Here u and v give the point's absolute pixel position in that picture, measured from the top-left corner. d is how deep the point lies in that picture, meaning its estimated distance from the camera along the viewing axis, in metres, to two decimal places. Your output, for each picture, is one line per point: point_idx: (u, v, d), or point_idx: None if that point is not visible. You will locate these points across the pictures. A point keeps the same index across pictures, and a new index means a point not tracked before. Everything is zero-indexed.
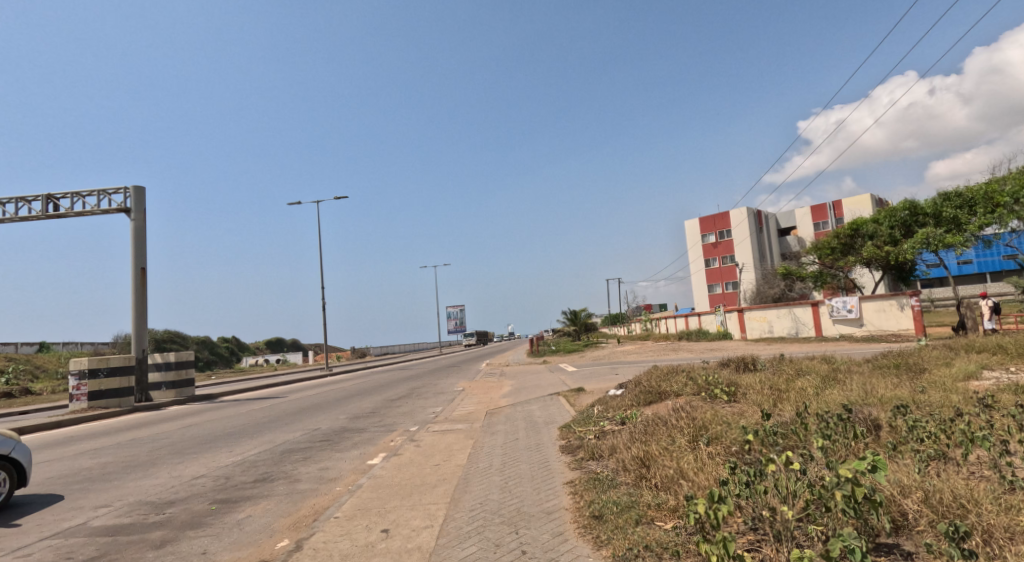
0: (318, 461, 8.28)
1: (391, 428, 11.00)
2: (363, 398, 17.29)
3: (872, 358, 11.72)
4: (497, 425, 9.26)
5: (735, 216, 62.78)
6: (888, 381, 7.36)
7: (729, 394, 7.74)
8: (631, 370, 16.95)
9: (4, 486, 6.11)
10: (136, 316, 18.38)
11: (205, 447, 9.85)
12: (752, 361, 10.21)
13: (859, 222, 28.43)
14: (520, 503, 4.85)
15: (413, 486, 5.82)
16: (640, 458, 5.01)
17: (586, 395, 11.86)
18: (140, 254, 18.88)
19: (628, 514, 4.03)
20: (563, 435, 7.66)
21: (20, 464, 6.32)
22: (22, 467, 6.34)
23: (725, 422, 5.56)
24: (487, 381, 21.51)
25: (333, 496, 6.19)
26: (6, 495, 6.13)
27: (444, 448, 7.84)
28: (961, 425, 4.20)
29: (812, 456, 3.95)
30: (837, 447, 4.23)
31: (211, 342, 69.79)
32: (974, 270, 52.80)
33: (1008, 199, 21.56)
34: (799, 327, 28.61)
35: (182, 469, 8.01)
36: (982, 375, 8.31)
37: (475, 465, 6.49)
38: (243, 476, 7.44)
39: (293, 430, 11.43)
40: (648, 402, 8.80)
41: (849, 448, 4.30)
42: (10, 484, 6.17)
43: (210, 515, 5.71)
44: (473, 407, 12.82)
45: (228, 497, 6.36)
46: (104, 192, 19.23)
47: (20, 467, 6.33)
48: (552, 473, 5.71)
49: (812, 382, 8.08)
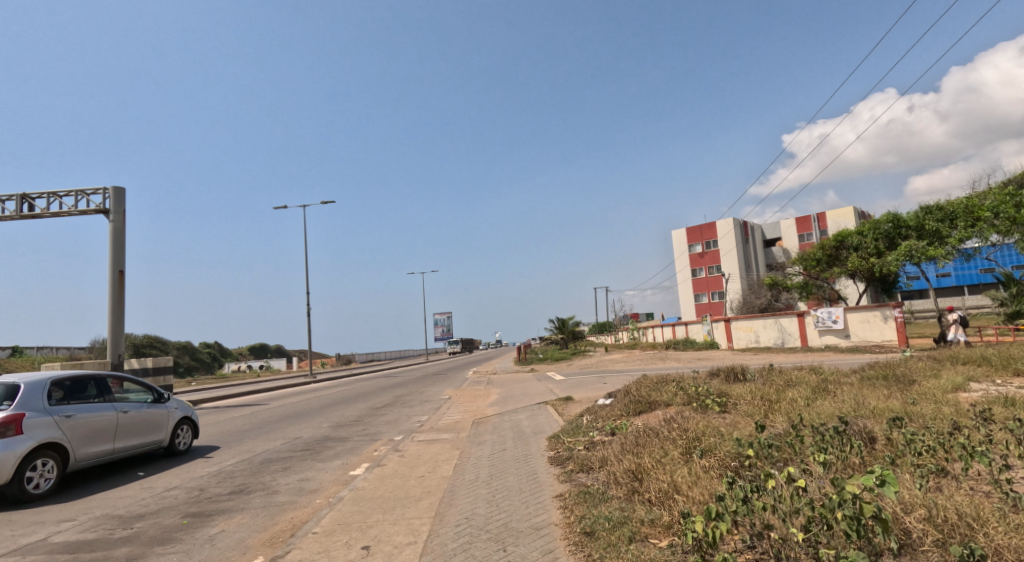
0: (298, 471, 8.01)
1: (375, 437, 10.72)
2: (347, 406, 16.96)
3: (860, 369, 11.68)
4: (484, 435, 9.05)
5: (722, 226, 63.23)
6: (879, 392, 7.28)
7: (721, 404, 7.62)
8: (618, 380, 16.82)
9: (189, 436, 9.55)
10: (113, 320, 17.93)
11: (181, 457, 9.55)
12: (742, 371, 10.10)
13: (844, 234, 28.59)
14: (508, 518, 4.65)
15: (396, 500, 5.59)
16: (631, 470, 4.84)
17: (574, 405, 11.69)
18: (119, 257, 18.45)
19: (620, 530, 3.85)
20: (552, 445, 7.48)
21: (194, 422, 9.70)
22: (194, 424, 9.73)
23: (719, 434, 5.40)
24: (473, 390, 21.25)
25: (312, 508, 5.94)
26: (190, 441, 9.60)
27: (429, 459, 7.60)
28: (960, 439, 4.06)
29: (810, 470, 3.80)
30: (834, 461, 4.08)
31: (192, 348, 68.73)
32: (953, 283, 53.64)
33: (989, 214, 22.02)
34: (785, 337, 28.74)
35: (155, 480, 7.71)
36: (971, 387, 8.26)
37: (461, 477, 6.27)
38: (218, 488, 7.16)
39: (274, 438, 11.12)
40: (638, 412, 8.65)
41: (846, 461, 4.16)
42: (191, 434, 9.60)
43: (181, 530, 5.44)
44: (459, 416, 12.58)
45: (201, 511, 6.10)
46: (82, 192, 18.80)
47: (193, 424, 9.72)
48: (540, 486, 5.51)
49: (803, 393, 7.99)
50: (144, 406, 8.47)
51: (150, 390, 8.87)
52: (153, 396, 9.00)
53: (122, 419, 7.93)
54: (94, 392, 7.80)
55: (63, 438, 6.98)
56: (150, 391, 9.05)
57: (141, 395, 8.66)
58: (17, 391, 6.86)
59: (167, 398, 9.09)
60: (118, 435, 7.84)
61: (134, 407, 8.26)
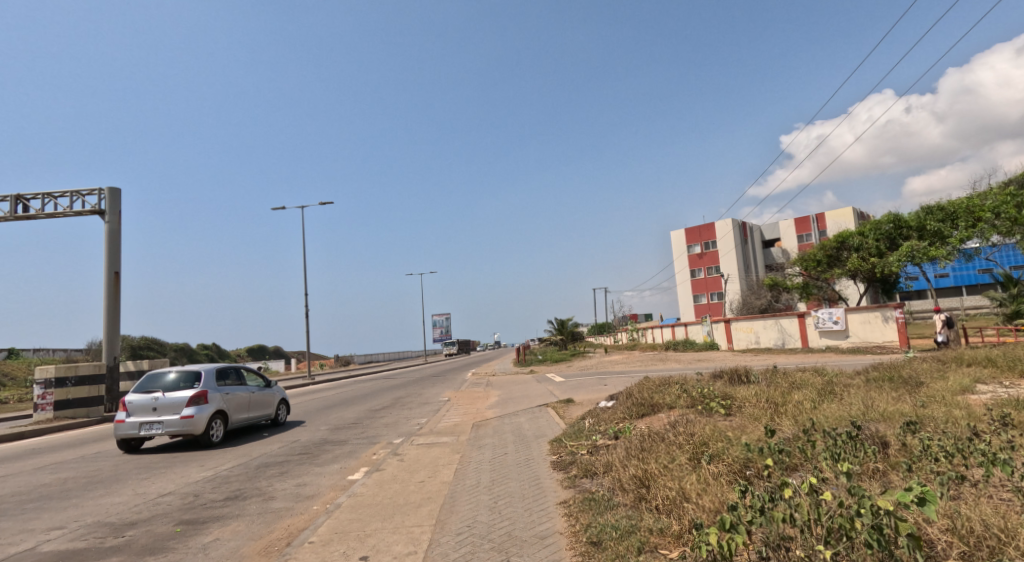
0: (295, 476, 7.86)
1: (373, 440, 10.57)
2: (345, 408, 16.80)
3: (864, 370, 11.56)
4: (484, 438, 8.91)
5: (721, 227, 63.12)
6: (887, 394, 7.15)
7: (726, 407, 7.48)
8: (619, 381, 16.68)
9: (284, 411, 13.21)
10: (108, 322, 17.78)
11: (176, 461, 9.41)
12: (745, 373, 9.97)
13: (845, 235, 28.51)
14: (511, 526, 4.51)
15: (395, 507, 5.44)
16: (637, 476, 4.70)
17: (575, 407, 11.55)
18: (115, 258, 18.29)
19: (628, 540, 3.71)
20: (554, 450, 7.33)
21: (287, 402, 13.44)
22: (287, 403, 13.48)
23: (727, 439, 5.26)
24: (472, 391, 21.08)
25: (309, 515, 5.79)
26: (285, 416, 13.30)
27: (429, 463, 7.45)
28: (979, 445, 3.93)
29: (825, 479, 3.66)
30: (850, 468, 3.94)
31: (190, 349, 68.52)
32: (951, 283, 53.59)
33: (989, 214, 21.91)
34: (785, 338, 28.65)
35: (150, 486, 7.57)
36: (979, 388, 8.13)
37: (462, 482, 6.12)
38: (213, 494, 7.01)
39: (271, 442, 10.97)
40: (641, 415, 8.51)
41: (860, 468, 4.03)
42: (286, 410, 13.30)
43: (174, 538, 5.29)
44: (458, 419, 12.43)
45: (195, 518, 5.95)
46: (77, 193, 18.66)
47: (287, 403, 13.47)
48: (543, 492, 5.37)
49: (809, 395, 7.85)
50: (260, 389, 12.21)
51: (262, 378, 12.65)
52: (263, 383, 12.78)
53: (251, 396, 11.72)
54: (234, 378, 11.59)
55: (224, 407, 10.73)
56: (260, 380, 12.96)
57: (257, 381, 12.42)
58: (199, 375, 10.64)
59: (272, 385, 12.95)
60: (249, 407, 11.63)
61: (256, 389, 12.03)
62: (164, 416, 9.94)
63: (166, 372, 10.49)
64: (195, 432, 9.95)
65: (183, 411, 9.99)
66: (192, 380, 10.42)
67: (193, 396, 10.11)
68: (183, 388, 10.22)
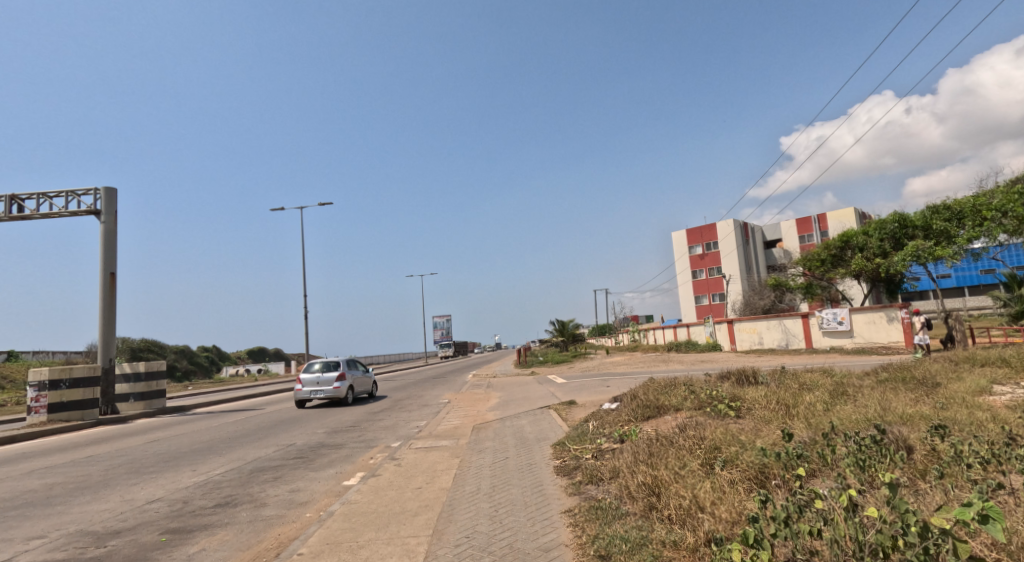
0: (289, 482, 7.59)
1: (371, 444, 10.31)
2: (343, 411, 16.52)
3: (873, 371, 11.26)
4: (485, 442, 8.63)
5: (723, 228, 62.82)
6: (903, 396, 6.88)
7: (736, 410, 7.24)
8: (622, 383, 16.43)
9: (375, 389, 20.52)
10: (104, 324, 17.51)
11: (169, 465, 9.16)
12: (751, 375, 9.71)
13: (849, 234, 28.12)
14: (513, 537, 4.24)
15: (390, 516, 5.16)
16: (647, 484, 4.43)
17: (578, 409, 11.26)
18: (111, 259, 18.04)
19: (641, 554, 3.44)
20: (557, 454, 7.05)
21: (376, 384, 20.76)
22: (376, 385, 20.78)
23: (741, 442, 5.01)
24: (473, 393, 20.83)
25: (301, 524, 5.52)
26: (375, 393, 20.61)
27: (426, 468, 7.16)
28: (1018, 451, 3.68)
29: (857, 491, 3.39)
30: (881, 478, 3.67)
31: (190, 352, 68.32)
32: (953, 283, 53.23)
33: (996, 213, 21.48)
34: (789, 339, 28.38)
35: (139, 492, 7.31)
36: (996, 390, 7.84)
37: (461, 489, 5.85)
38: (203, 500, 6.75)
39: (266, 445, 10.71)
40: (646, 417, 8.25)
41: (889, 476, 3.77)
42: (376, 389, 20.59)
43: (158, 549, 5.02)
44: (458, 421, 12.21)
45: (182, 526, 5.69)
46: (73, 193, 18.41)
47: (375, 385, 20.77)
48: (545, 500, 5.11)
49: (821, 397, 7.59)
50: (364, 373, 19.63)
51: (364, 366, 20.05)
52: (364, 369, 20.23)
53: (363, 377, 19.32)
54: (352, 366, 19.10)
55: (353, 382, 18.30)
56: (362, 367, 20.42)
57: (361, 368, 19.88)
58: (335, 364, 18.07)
59: (368, 371, 20.36)
60: (361, 383, 19.16)
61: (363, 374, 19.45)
62: (323, 387, 17.52)
63: (315, 363, 17.89)
64: (340, 396, 17.42)
65: (332, 384, 17.42)
66: (333, 366, 17.87)
67: (336, 377, 17.50)
68: (329, 371, 17.69)
